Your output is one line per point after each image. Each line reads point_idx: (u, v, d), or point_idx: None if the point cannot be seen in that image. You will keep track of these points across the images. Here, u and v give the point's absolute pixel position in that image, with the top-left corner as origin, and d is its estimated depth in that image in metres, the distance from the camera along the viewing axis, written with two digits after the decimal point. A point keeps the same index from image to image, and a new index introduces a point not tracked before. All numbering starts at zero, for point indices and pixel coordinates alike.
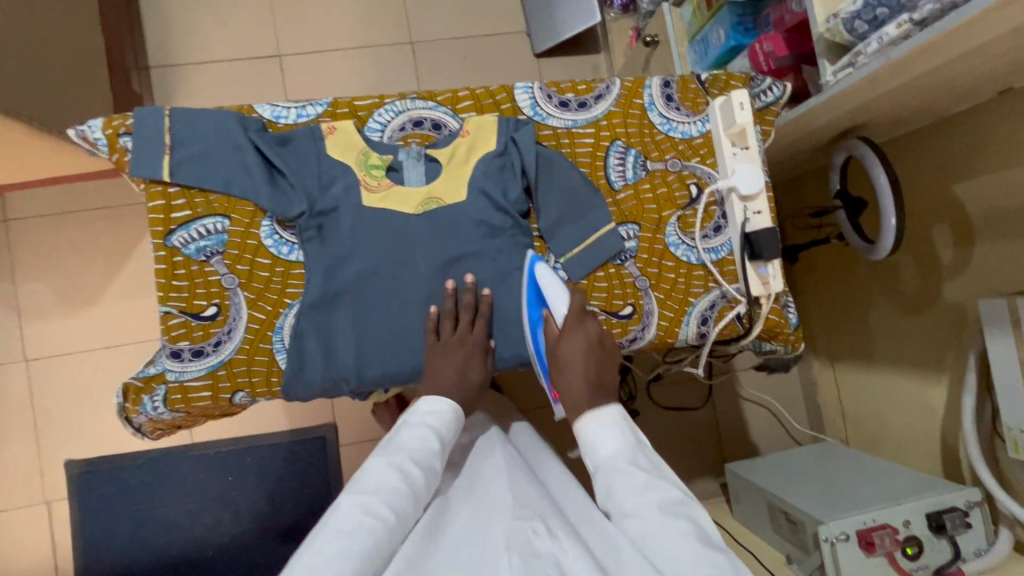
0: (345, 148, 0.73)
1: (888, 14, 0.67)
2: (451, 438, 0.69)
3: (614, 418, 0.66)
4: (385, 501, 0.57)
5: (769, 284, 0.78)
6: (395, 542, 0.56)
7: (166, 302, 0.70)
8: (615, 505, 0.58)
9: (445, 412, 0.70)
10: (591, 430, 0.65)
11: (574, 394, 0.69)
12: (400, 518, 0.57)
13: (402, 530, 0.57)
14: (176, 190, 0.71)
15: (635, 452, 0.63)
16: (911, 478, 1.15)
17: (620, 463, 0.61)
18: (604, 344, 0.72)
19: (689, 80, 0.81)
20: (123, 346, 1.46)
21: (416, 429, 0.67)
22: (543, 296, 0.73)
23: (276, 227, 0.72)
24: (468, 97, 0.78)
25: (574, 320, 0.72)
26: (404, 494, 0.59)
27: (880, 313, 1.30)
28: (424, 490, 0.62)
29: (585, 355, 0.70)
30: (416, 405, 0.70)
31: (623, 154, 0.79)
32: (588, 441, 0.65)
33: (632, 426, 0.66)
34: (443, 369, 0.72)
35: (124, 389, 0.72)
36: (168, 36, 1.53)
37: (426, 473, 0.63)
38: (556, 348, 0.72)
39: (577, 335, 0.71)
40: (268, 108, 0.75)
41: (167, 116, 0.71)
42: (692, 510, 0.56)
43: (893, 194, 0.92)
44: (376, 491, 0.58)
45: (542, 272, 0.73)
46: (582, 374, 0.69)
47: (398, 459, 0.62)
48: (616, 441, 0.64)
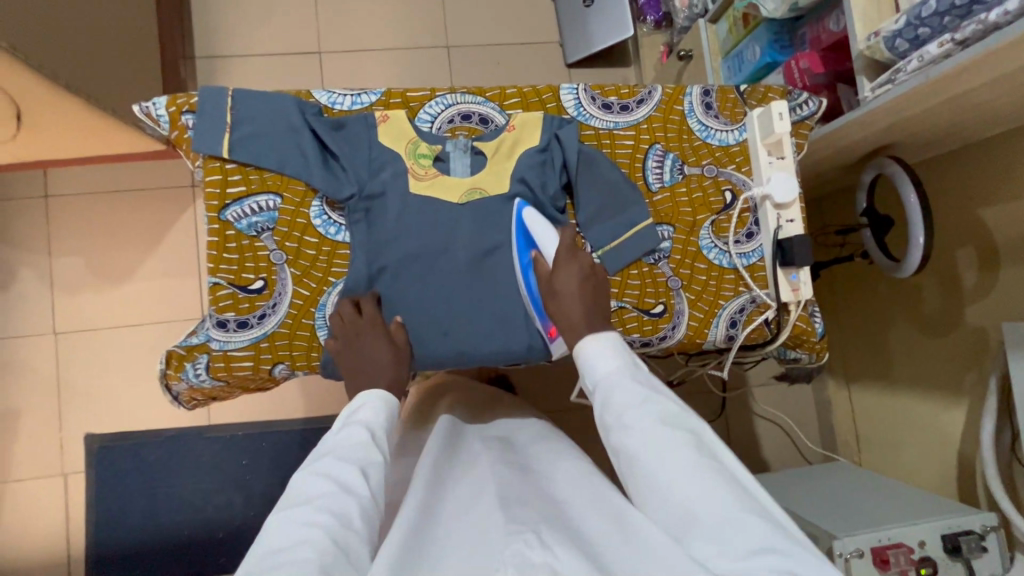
0: (395, 137, 0.76)
1: (930, 34, 0.68)
2: (385, 427, 0.66)
3: (612, 341, 0.65)
4: (320, 508, 0.53)
5: (799, 291, 0.79)
6: (342, 541, 0.51)
7: (215, 274, 0.73)
8: (617, 418, 0.58)
9: (369, 402, 0.66)
10: (590, 349, 0.65)
11: (570, 321, 0.69)
12: (343, 521, 0.53)
13: (349, 531, 0.53)
14: (233, 167, 0.74)
15: (634, 368, 0.63)
16: (925, 500, 1.14)
17: (621, 380, 0.62)
18: (598, 276, 0.73)
19: (728, 91, 0.83)
20: (151, 324, 1.49)
21: (346, 430, 0.63)
22: (530, 235, 0.75)
23: (325, 208, 0.75)
24: (516, 95, 0.80)
25: (566, 254, 0.73)
26: (342, 499, 0.55)
27: (899, 333, 1.31)
28: (363, 483, 0.58)
29: (580, 286, 0.71)
30: (347, 404, 0.68)
31: (661, 158, 0.81)
32: (586, 359, 0.65)
33: (629, 348, 0.66)
34: (364, 362, 0.71)
35: (167, 356, 0.75)
36: (215, 28, 1.59)
37: (362, 466, 0.59)
38: (550, 281, 0.72)
39: (570, 265, 0.72)
40: (325, 94, 0.77)
41: (229, 96, 0.74)
42: (691, 421, 0.58)
43: (922, 214, 0.93)
44: (311, 501, 0.55)
45: (530, 215, 0.75)
46: (579, 301, 0.69)
47: (328, 465, 0.59)
48: (615, 359, 0.64)
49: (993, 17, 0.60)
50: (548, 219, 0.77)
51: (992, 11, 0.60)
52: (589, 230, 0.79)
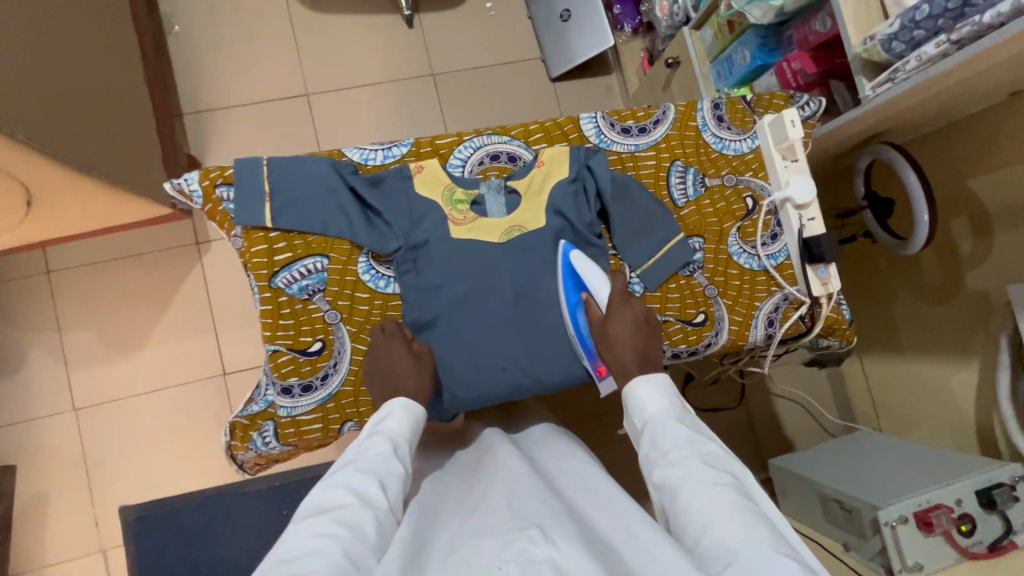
0: (431, 186, 0.78)
1: (925, 35, 0.73)
2: (409, 441, 0.65)
3: (663, 384, 0.66)
4: (336, 521, 0.52)
5: (829, 285, 0.83)
6: (355, 554, 0.50)
7: (274, 341, 0.74)
8: (662, 453, 0.58)
9: (393, 416, 0.65)
10: (640, 386, 0.66)
11: (621, 362, 0.70)
12: (360, 538, 0.51)
13: (366, 546, 0.51)
14: (277, 234, 0.75)
15: (681, 411, 0.63)
16: (953, 458, 1.20)
17: (667, 421, 0.61)
18: (652, 322, 0.74)
19: (736, 102, 0.87)
20: (174, 386, 1.48)
21: (367, 442, 0.62)
22: (580, 278, 0.77)
23: (372, 263, 0.77)
24: (539, 131, 0.83)
25: (619, 299, 0.75)
26: (360, 513, 0.54)
27: (902, 303, 1.40)
28: (380, 500, 0.56)
29: (632, 329, 0.72)
30: (373, 413, 0.67)
31: (683, 173, 0.85)
32: (636, 400, 0.65)
33: (679, 394, 0.66)
34: (394, 375, 0.70)
35: (232, 427, 0.76)
36: (201, 84, 1.59)
37: (381, 481, 0.58)
38: (602, 326, 0.74)
39: (623, 311, 0.74)
40: (357, 152, 0.79)
41: (264, 166, 0.75)
42: (732, 467, 0.56)
43: (923, 192, 0.99)
44: (326, 512, 0.54)
45: (577, 258, 0.77)
46: (630, 345, 0.70)
47: (349, 476, 0.57)
48: (664, 400, 0.64)
49: (986, 18, 0.64)
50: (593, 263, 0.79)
51: (984, 13, 0.65)
52: (626, 251, 0.82)
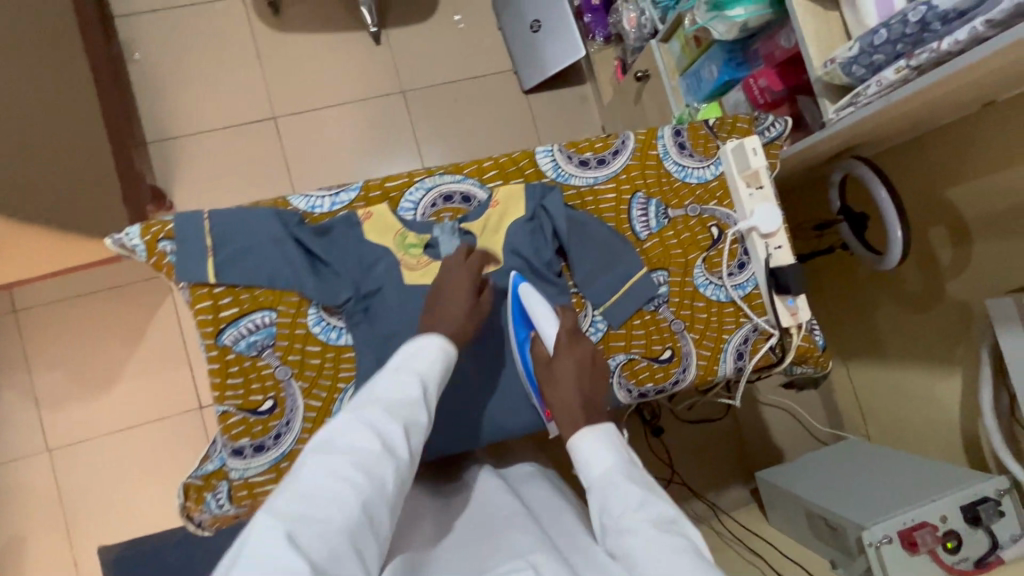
0: (382, 232, 0.75)
1: (885, 59, 0.70)
2: (437, 386, 0.64)
3: (607, 437, 0.62)
4: (356, 465, 0.52)
5: (798, 315, 0.81)
6: (370, 503, 0.51)
7: (222, 402, 0.71)
8: (613, 522, 0.55)
9: (428, 360, 0.63)
10: (584, 443, 0.62)
11: (565, 406, 0.66)
12: (377, 489, 0.52)
13: (381, 497, 0.52)
14: (222, 290, 0.72)
15: (629, 467, 0.60)
16: (938, 470, 1.19)
17: (616, 479, 0.58)
18: (600, 363, 0.72)
19: (698, 127, 0.85)
20: (149, 422, 1.46)
21: (396, 377, 0.61)
22: (526, 316, 0.75)
23: (323, 314, 0.74)
24: (493, 167, 0.80)
25: (566, 339, 0.72)
26: (381, 464, 0.54)
27: (885, 310, 1.37)
28: (404, 451, 0.56)
29: (576, 372, 0.69)
30: (406, 343, 0.65)
31: (645, 205, 0.82)
32: (580, 456, 0.62)
33: (624, 443, 0.63)
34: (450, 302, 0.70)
35: (185, 489, 0.73)
36: (165, 111, 1.55)
37: (407, 430, 0.58)
38: (547, 366, 0.71)
39: (569, 351, 0.71)
40: (303, 200, 0.75)
41: (205, 219, 0.72)
42: (685, 527, 0.54)
43: (896, 208, 0.97)
44: (348, 452, 0.53)
45: (525, 291, 0.75)
46: (573, 388, 0.68)
47: (374, 417, 0.56)
48: (608, 456, 0.61)
49: (944, 46, 0.61)
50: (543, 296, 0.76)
51: (942, 40, 0.62)
52: (588, 288, 0.80)
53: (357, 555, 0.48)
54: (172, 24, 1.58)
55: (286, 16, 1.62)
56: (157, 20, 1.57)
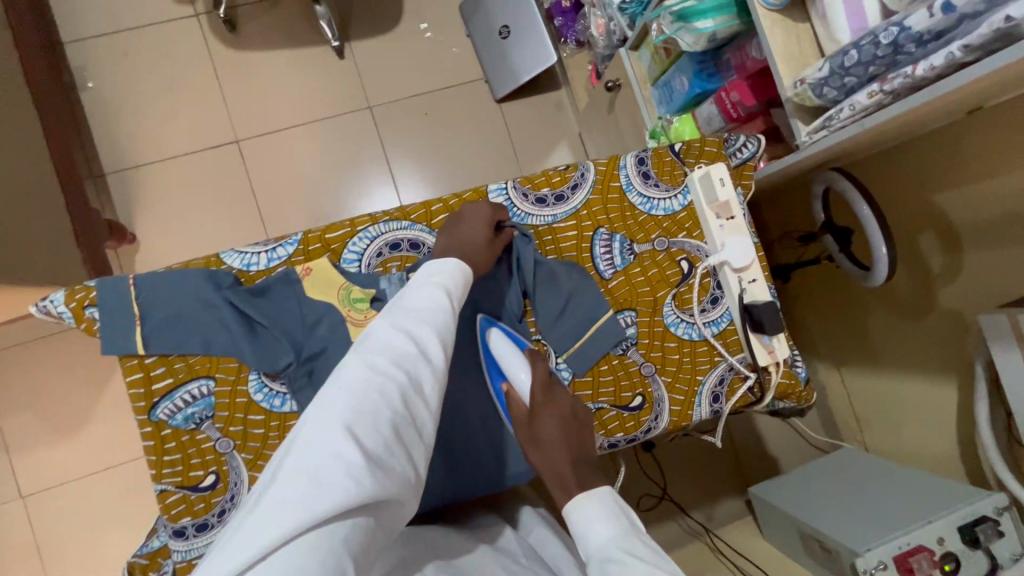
0: (325, 288, 0.71)
1: (857, 82, 0.65)
2: (462, 298, 0.62)
3: (606, 503, 0.56)
4: (396, 364, 0.51)
5: (775, 353, 0.76)
6: (411, 399, 0.50)
7: (161, 480, 0.67)
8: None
9: (454, 272, 0.62)
10: (581, 510, 0.55)
11: (558, 472, 0.59)
12: (416, 388, 0.51)
13: (420, 396, 0.52)
14: (154, 360, 0.67)
15: (632, 538, 0.52)
16: (935, 484, 1.14)
17: (613, 552, 0.51)
18: (584, 417, 0.64)
19: (664, 153, 0.79)
20: (122, 464, 1.41)
21: (423, 289, 0.59)
22: (500, 365, 0.69)
23: (264, 380, 0.69)
24: (442, 210, 0.75)
25: (542, 393, 0.64)
26: (418, 365, 0.53)
27: (876, 316, 1.29)
28: (439, 351, 0.55)
29: (561, 431, 0.61)
30: (426, 264, 0.63)
31: (608, 242, 0.77)
32: (576, 530, 0.55)
33: (624, 509, 0.56)
34: (466, 235, 0.68)
35: (130, 569, 0.68)
36: (122, 139, 1.49)
37: (439, 333, 0.56)
38: (529, 427, 0.62)
39: (548, 407, 0.63)
40: (238, 257, 0.71)
41: (132, 285, 0.67)
42: None
43: (879, 224, 0.91)
44: (387, 351, 0.52)
45: (493, 340, 0.69)
46: (562, 450, 0.60)
47: (406, 322, 0.55)
48: (606, 526, 0.53)
49: (919, 70, 0.57)
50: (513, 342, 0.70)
51: (917, 64, 0.57)
52: (551, 331, 0.75)
53: (407, 443, 0.48)
54: (125, 48, 1.51)
55: (244, 34, 1.55)
56: (109, 45, 1.51)
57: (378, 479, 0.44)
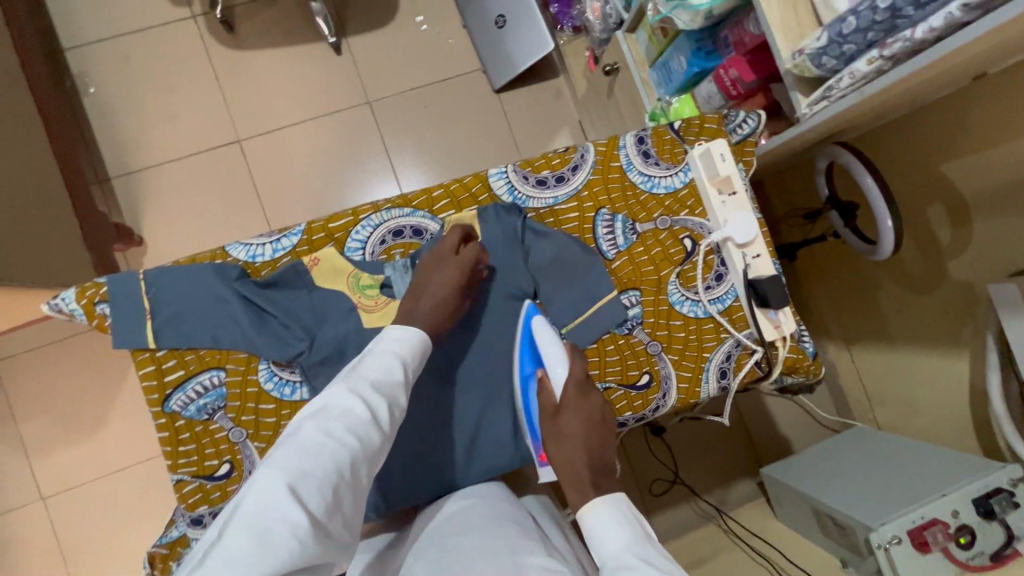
0: (333, 277, 0.72)
1: (857, 50, 0.64)
2: (419, 363, 0.65)
3: (619, 508, 0.59)
4: (347, 431, 0.55)
5: (782, 327, 0.75)
6: (354, 464, 0.54)
7: (177, 470, 0.69)
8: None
9: (414, 339, 0.65)
10: (595, 518, 0.58)
11: (573, 468, 0.65)
12: (361, 453, 0.55)
13: (364, 460, 0.56)
14: (164, 353, 0.69)
15: (643, 545, 0.55)
16: (948, 458, 1.13)
17: (630, 560, 0.53)
18: (606, 419, 0.69)
19: (663, 132, 0.79)
20: (140, 463, 1.43)
21: (381, 356, 0.62)
22: (538, 352, 0.72)
23: (274, 368, 0.70)
24: (444, 196, 0.75)
25: (576, 391, 0.69)
26: (368, 431, 0.56)
27: (886, 291, 1.28)
28: (389, 421, 0.59)
29: (585, 432, 0.67)
30: (390, 326, 0.66)
31: (610, 222, 0.77)
32: (591, 535, 0.58)
33: (637, 515, 0.59)
34: (429, 274, 0.69)
35: (150, 559, 0.69)
36: (126, 143, 1.51)
37: (390, 405, 0.60)
38: (555, 419, 0.68)
39: (579, 406, 0.69)
40: (243, 249, 0.71)
41: (141, 280, 0.68)
42: None
43: (884, 197, 0.90)
44: (341, 417, 0.56)
45: (538, 327, 0.73)
46: (583, 450, 0.66)
47: (361, 387, 0.59)
48: (621, 532, 0.56)
49: (919, 34, 0.56)
50: (555, 333, 0.73)
51: (917, 27, 0.57)
52: (556, 307, 0.76)
53: (348, 507, 0.54)
54: (125, 53, 1.52)
55: (242, 33, 1.56)
56: (109, 51, 1.52)
57: (316, 545, 0.49)
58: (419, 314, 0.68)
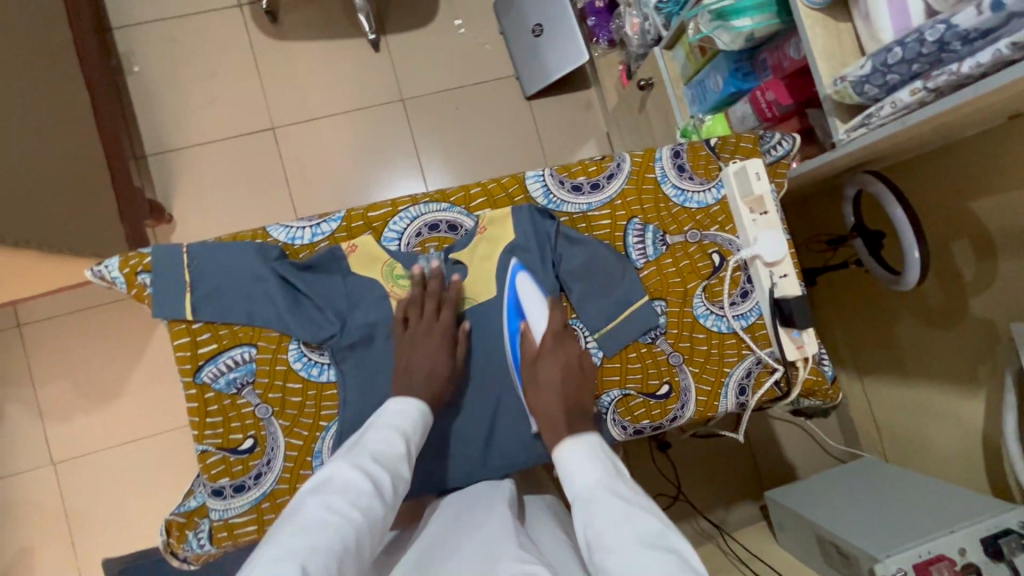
0: (369, 265, 0.74)
1: (900, 80, 0.65)
2: (419, 438, 0.66)
3: (589, 446, 0.63)
4: (349, 503, 0.55)
5: (805, 348, 0.76)
6: (357, 539, 0.53)
7: (202, 441, 0.70)
8: (592, 536, 0.53)
9: (413, 413, 0.66)
10: (568, 455, 0.62)
11: (550, 415, 0.67)
12: (362, 529, 0.54)
13: (366, 538, 0.54)
14: (200, 325, 0.70)
15: (614, 480, 0.59)
16: (958, 496, 1.13)
17: (600, 493, 0.57)
18: (582, 364, 0.73)
19: (698, 147, 0.80)
20: (151, 436, 1.45)
21: (382, 432, 0.63)
22: (522, 306, 0.74)
23: (303, 349, 0.72)
24: (481, 194, 0.77)
25: (553, 341, 0.72)
26: (369, 502, 0.56)
27: (904, 324, 1.27)
28: (391, 495, 0.59)
29: (561, 378, 0.70)
30: (386, 402, 0.67)
31: (641, 232, 0.78)
32: (564, 472, 0.62)
33: (609, 451, 0.63)
34: (416, 347, 0.70)
35: (167, 526, 0.71)
36: (164, 122, 1.54)
37: (393, 480, 0.60)
38: (533, 368, 0.71)
39: (556, 354, 0.72)
40: (283, 231, 0.73)
41: (184, 253, 0.70)
42: (676, 543, 0.51)
43: (912, 228, 0.91)
44: (342, 491, 0.56)
45: (523, 284, 0.74)
46: (558, 396, 0.69)
47: (365, 460, 0.59)
48: (591, 468, 0.60)
49: (965, 68, 0.57)
50: (540, 287, 0.76)
51: (964, 62, 0.58)
52: (584, 310, 0.78)
53: None
54: (171, 36, 1.56)
55: (284, 24, 1.60)
56: (155, 32, 1.56)
57: None
58: (414, 382, 0.69)
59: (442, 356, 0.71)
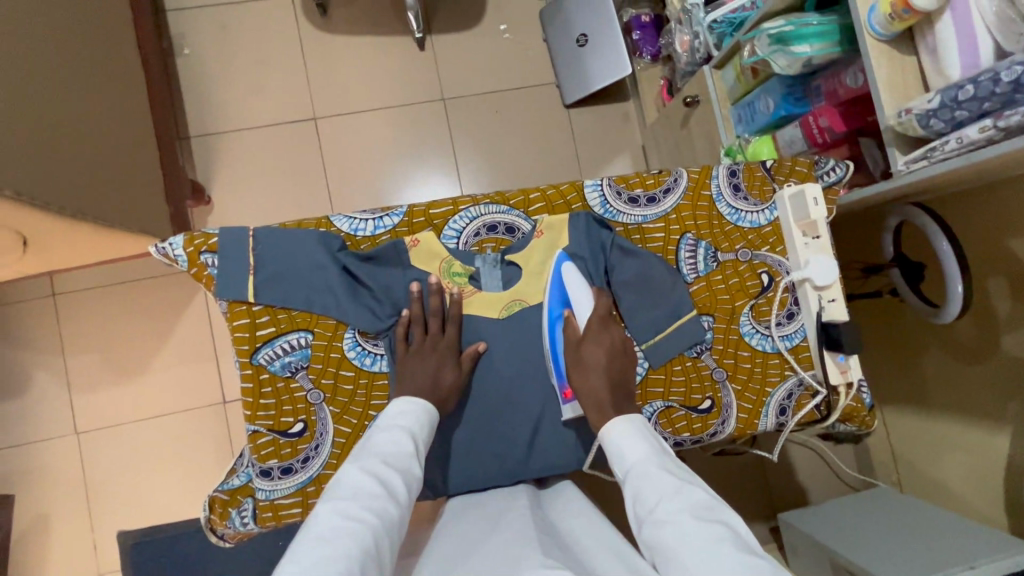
0: (427, 260, 0.76)
1: (968, 117, 0.67)
2: (426, 438, 0.67)
3: (636, 425, 0.66)
4: (364, 507, 0.55)
5: (848, 373, 0.76)
6: (378, 539, 0.54)
7: (254, 422, 0.72)
8: (649, 511, 0.57)
9: (415, 413, 0.67)
10: (616, 432, 0.65)
11: (597, 394, 0.69)
12: (381, 531, 0.55)
13: (386, 540, 0.55)
14: (260, 308, 0.72)
15: (663, 456, 0.62)
16: (979, 532, 1.12)
17: (649, 469, 0.61)
18: (626, 349, 0.74)
19: (754, 168, 0.81)
20: (176, 412, 1.47)
21: (389, 434, 0.64)
22: (567, 292, 0.75)
23: (358, 338, 0.74)
24: (540, 199, 0.79)
25: (598, 325, 0.73)
26: (384, 504, 0.57)
27: (932, 356, 1.28)
28: (405, 493, 0.60)
29: (607, 359, 0.72)
30: (387, 407, 0.68)
31: (693, 247, 0.80)
32: (613, 448, 0.65)
33: (653, 429, 0.66)
34: (418, 360, 0.71)
35: (211, 503, 0.72)
36: (209, 105, 1.57)
37: (404, 477, 0.61)
38: (578, 349, 0.72)
39: (601, 336, 0.73)
40: (347, 222, 0.75)
41: (251, 237, 0.72)
42: (726, 515, 0.54)
43: (956, 262, 0.91)
44: (354, 496, 0.56)
45: (569, 272, 0.75)
46: (605, 377, 0.70)
47: (374, 464, 0.60)
48: (640, 445, 0.63)
49: None
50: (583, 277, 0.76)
51: None
52: (633, 321, 0.78)
53: None
54: (222, 21, 1.59)
55: (333, 18, 1.62)
56: (207, 17, 1.59)
57: None
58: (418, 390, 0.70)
59: (446, 369, 0.72)
